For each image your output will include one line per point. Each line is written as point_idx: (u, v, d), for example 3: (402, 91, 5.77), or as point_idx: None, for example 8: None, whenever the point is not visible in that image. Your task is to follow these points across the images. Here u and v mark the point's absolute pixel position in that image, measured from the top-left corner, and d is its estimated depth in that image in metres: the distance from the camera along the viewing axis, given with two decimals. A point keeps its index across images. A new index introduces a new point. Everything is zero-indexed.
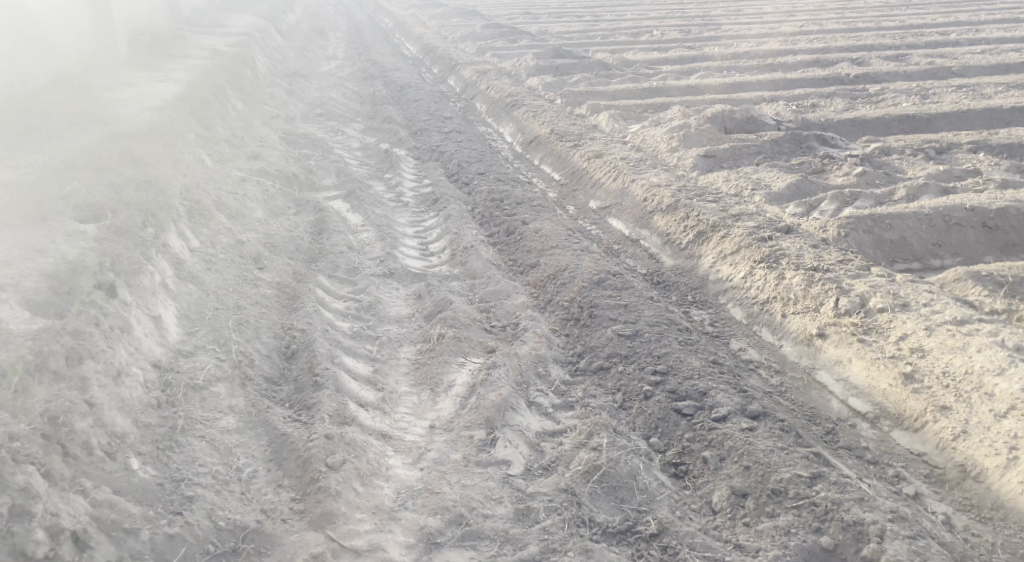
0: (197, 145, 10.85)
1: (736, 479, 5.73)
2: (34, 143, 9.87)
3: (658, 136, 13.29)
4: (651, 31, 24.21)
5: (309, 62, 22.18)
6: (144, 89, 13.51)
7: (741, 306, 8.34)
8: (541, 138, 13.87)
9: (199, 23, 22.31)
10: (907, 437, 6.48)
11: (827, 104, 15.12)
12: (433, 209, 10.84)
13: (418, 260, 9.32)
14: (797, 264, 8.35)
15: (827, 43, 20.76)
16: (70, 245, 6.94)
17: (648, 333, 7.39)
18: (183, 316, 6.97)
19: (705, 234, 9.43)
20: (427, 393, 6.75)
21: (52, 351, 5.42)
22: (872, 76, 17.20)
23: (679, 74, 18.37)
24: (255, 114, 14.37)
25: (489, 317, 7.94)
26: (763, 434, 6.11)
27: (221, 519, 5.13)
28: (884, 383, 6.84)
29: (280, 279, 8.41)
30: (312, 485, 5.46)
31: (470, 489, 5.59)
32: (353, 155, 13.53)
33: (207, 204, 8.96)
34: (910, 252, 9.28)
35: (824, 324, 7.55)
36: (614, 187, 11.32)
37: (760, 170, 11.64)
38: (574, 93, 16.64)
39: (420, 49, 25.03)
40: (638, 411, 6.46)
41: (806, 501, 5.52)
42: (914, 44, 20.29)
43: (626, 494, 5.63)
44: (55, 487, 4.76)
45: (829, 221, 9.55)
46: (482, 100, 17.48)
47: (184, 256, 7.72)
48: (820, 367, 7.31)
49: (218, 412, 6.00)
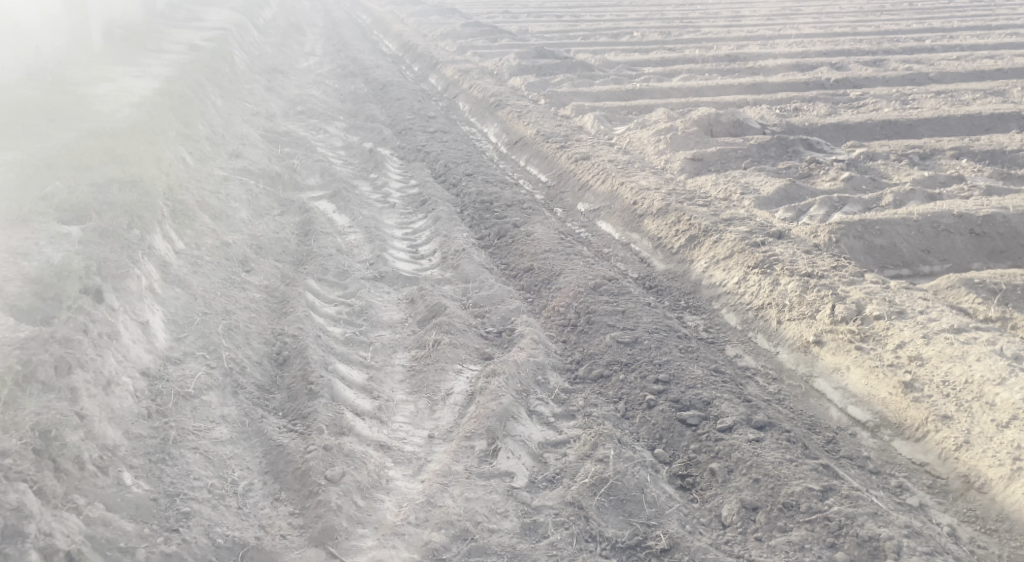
0: (178, 143, 10.58)
1: (746, 492, 5.69)
2: (9, 140, 9.52)
3: (645, 138, 13.24)
4: (631, 32, 24.18)
5: (287, 58, 21.87)
6: (122, 84, 13.13)
7: (735, 311, 8.30)
8: (527, 139, 13.73)
9: (173, 16, 21.87)
10: (909, 447, 6.50)
11: (810, 109, 15.19)
12: (422, 211, 10.68)
13: (409, 262, 9.17)
14: (791, 270, 8.33)
15: (807, 47, 20.91)
16: (54, 248, 6.68)
17: (647, 340, 7.32)
18: (171, 321, 6.76)
19: (697, 238, 9.39)
20: (425, 401, 6.61)
21: (41, 360, 5.20)
22: (851, 81, 17.33)
23: (662, 75, 18.37)
24: (235, 111, 14.09)
25: (484, 322, 7.81)
26: (770, 446, 6.07)
27: (219, 536, 4.93)
28: (883, 392, 6.85)
29: (268, 282, 8.22)
30: (312, 499, 5.31)
31: (474, 502, 5.48)
32: (337, 154, 13.31)
33: (192, 205, 8.72)
34: (900, 258, 9.30)
35: (821, 331, 7.54)
36: (602, 189, 11.22)
37: (747, 173, 11.62)
38: (558, 94, 16.55)
39: (399, 47, 24.80)
40: (641, 420, 6.40)
41: (819, 516, 5.48)
42: (891, 50, 20.50)
43: (634, 507, 5.56)
44: (48, 505, 4.54)
45: (819, 226, 9.56)
46: (465, 99, 17.33)
47: (170, 258, 7.50)
48: (818, 375, 7.30)
49: (210, 422, 5.80)
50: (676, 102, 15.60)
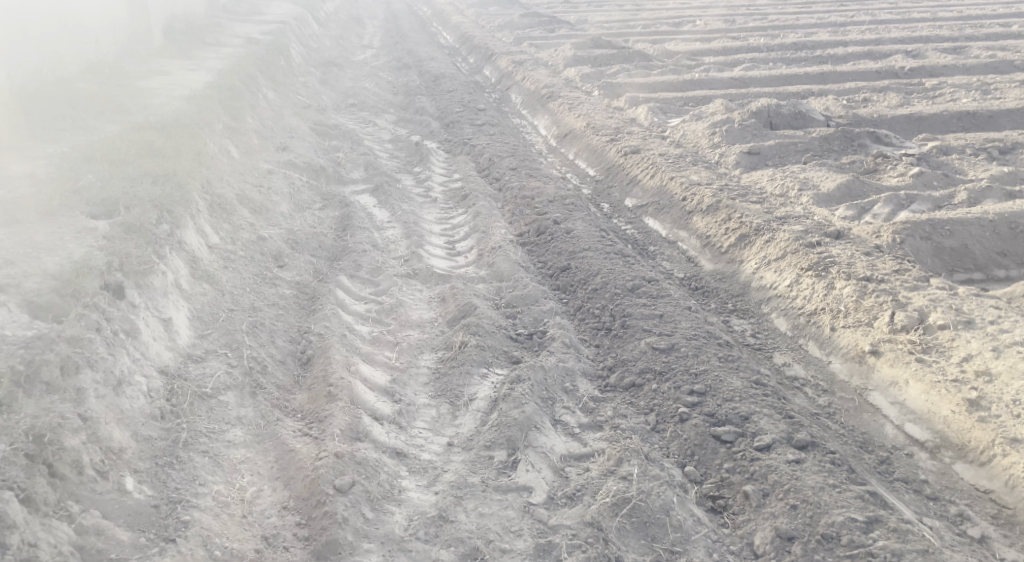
0: (224, 136, 10.52)
1: (782, 519, 5.29)
2: (58, 134, 9.62)
3: (698, 131, 12.65)
4: (694, 21, 23.41)
5: (344, 51, 21.93)
6: (176, 77, 13.21)
7: (785, 316, 7.76)
8: (576, 132, 13.29)
9: (236, 11, 22.11)
10: (971, 472, 5.97)
11: (880, 99, 14.31)
12: (462, 206, 10.38)
13: (445, 259, 8.90)
14: (848, 273, 7.75)
15: (881, 34, 19.82)
16: (79, 243, 6.52)
17: (684, 346, 6.86)
18: (197, 317, 6.66)
19: (747, 238, 8.84)
20: (447, 407, 6.35)
21: (45, 361, 5.07)
22: (928, 69, 16.28)
23: (723, 64, 17.60)
24: (286, 104, 14.07)
25: (516, 323, 7.46)
26: (812, 468, 5.64)
27: (216, 547, 4.77)
28: (944, 410, 6.30)
29: (300, 278, 8.08)
30: (319, 510, 5.12)
31: (488, 518, 5.25)
32: (383, 148, 13.15)
33: (229, 198, 8.70)
34: (972, 261, 8.60)
35: (877, 341, 6.98)
36: (651, 184, 10.72)
37: (807, 168, 10.96)
38: (613, 84, 16.01)
39: (456, 38, 24.61)
40: (672, 435, 6.02)
41: (862, 551, 5.05)
42: (974, 36, 19.25)
43: (657, 531, 5.23)
44: (36, 513, 4.40)
45: (884, 225, 8.89)
46: (518, 91, 17.00)
47: (201, 253, 7.42)
48: (873, 388, 6.76)
49: (225, 424, 5.71)
50: (734, 93, 14.90)
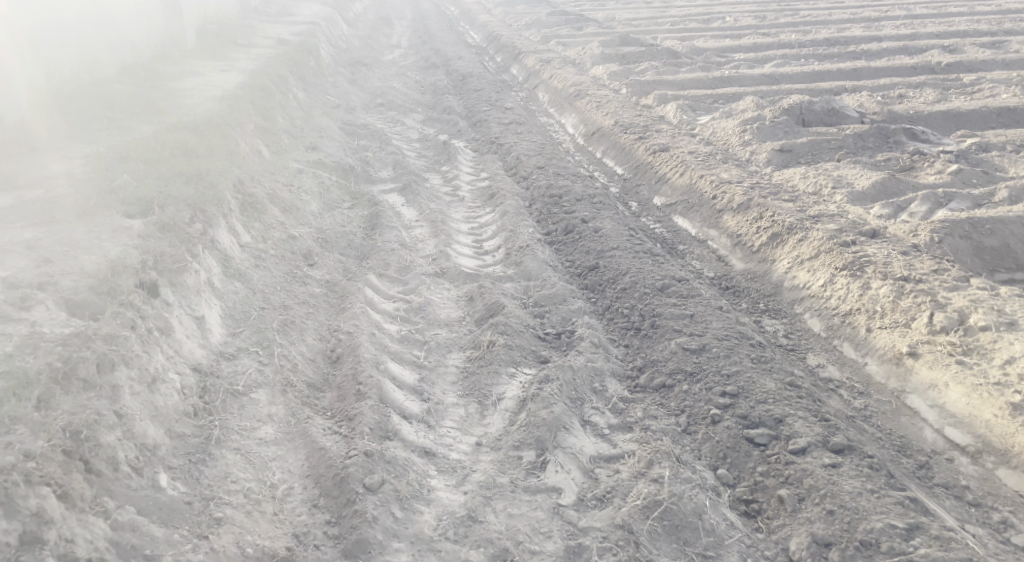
0: (256, 135, 10.59)
1: (818, 525, 5.22)
2: (93, 135, 9.75)
3: (729, 129, 12.49)
4: (724, 18, 23.14)
5: (372, 50, 22.02)
6: (209, 78, 13.34)
7: (819, 316, 7.61)
8: (605, 130, 13.20)
9: (266, 12, 22.25)
10: (1014, 477, 5.82)
11: (916, 95, 14.02)
12: (490, 205, 10.35)
13: (472, 258, 8.87)
14: (884, 273, 7.59)
15: (917, 29, 19.44)
16: (114, 242, 6.60)
17: (716, 347, 6.77)
18: (229, 315, 6.72)
19: (780, 236, 8.69)
20: (475, 406, 6.34)
21: (82, 358, 5.11)
22: (965, 65, 15.93)
23: (754, 61, 17.37)
24: (316, 103, 14.15)
25: (545, 322, 7.41)
26: (849, 472, 5.54)
27: (248, 545, 4.83)
28: (987, 414, 6.14)
29: (330, 276, 8.12)
30: (349, 509, 5.17)
31: (517, 519, 5.25)
32: (411, 147, 13.16)
33: (260, 197, 8.74)
34: (1014, 260, 8.31)
35: (915, 342, 6.83)
36: (680, 183, 10.60)
37: (841, 166, 10.75)
38: (642, 82, 15.87)
39: (484, 36, 24.59)
40: (704, 437, 5.94)
41: (902, 558, 4.97)
42: (1013, 30, 18.79)
43: (689, 534, 5.19)
44: (73, 509, 4.46)
45: (921, 224, 8.70)
46: (545, 90, 16.93)
47: (233, 252, 7.47)
48: (911, 391, 6.62)
49: (257, 421, 5.74)
50: (764, 90, 14.70)
